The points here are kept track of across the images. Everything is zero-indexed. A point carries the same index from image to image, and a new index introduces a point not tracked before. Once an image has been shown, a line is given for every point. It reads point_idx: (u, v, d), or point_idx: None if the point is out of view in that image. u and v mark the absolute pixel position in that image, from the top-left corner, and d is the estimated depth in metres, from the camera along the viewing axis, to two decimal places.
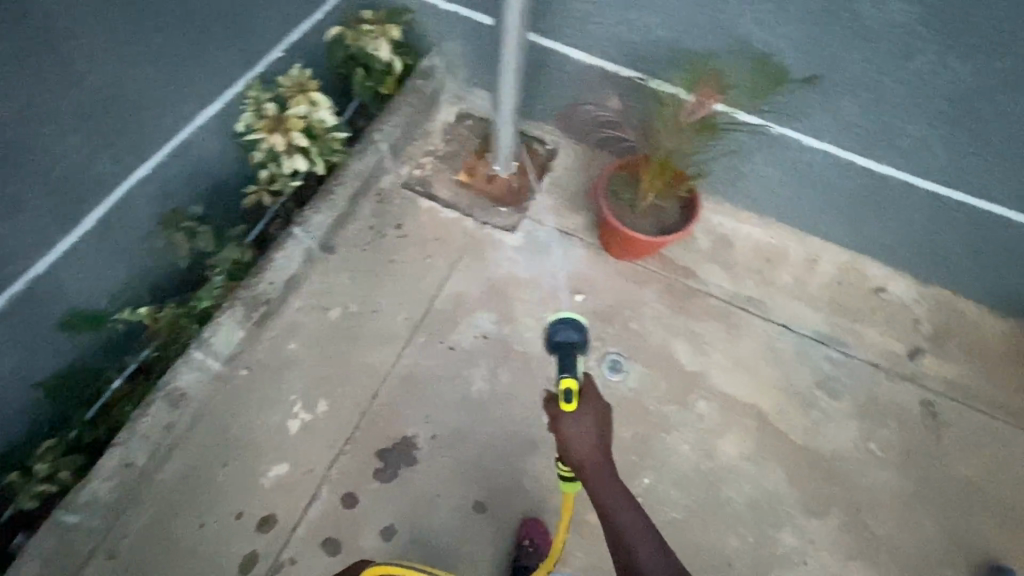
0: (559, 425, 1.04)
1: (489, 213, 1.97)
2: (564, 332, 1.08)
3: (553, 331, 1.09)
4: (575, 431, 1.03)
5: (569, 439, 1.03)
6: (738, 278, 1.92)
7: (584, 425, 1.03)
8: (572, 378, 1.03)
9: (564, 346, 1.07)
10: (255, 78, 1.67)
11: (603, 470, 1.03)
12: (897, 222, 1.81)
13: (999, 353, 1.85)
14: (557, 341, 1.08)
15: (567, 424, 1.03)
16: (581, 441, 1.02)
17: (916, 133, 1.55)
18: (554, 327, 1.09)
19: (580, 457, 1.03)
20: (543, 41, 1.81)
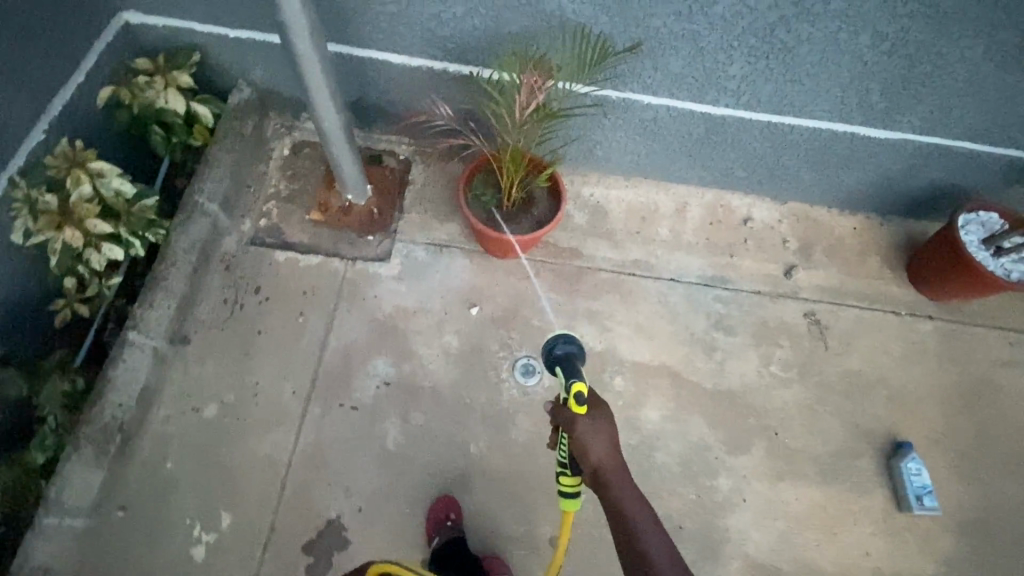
0: (577, 432, 0.96)
1: (356, 247, 1.82)
2: (565, 345, 1.09)
3: (554, 344, 1.09)
4: (596, 434, 0.95)
5: (590, 443, 0.95)
6: (620, 245, 1.94)
7: (603, 429, 0.96)
8: (582, 383, 1.01)
9: (567, 357, 1.07)
10: (17, 171, 1.37)
11: (625, 473, 0.97)
12: (744, 154, 1.90)
13: (855, 248, 2.03)
14: (557, 352, 1.09)
15: (585, 430, 0.96)
16: (602, 446, 0.95)
17: (739, 72, 1.58)
18: (554, 341, 1.10)
19: (600, 462, 0.95)
20: (356, 51, 1.67)
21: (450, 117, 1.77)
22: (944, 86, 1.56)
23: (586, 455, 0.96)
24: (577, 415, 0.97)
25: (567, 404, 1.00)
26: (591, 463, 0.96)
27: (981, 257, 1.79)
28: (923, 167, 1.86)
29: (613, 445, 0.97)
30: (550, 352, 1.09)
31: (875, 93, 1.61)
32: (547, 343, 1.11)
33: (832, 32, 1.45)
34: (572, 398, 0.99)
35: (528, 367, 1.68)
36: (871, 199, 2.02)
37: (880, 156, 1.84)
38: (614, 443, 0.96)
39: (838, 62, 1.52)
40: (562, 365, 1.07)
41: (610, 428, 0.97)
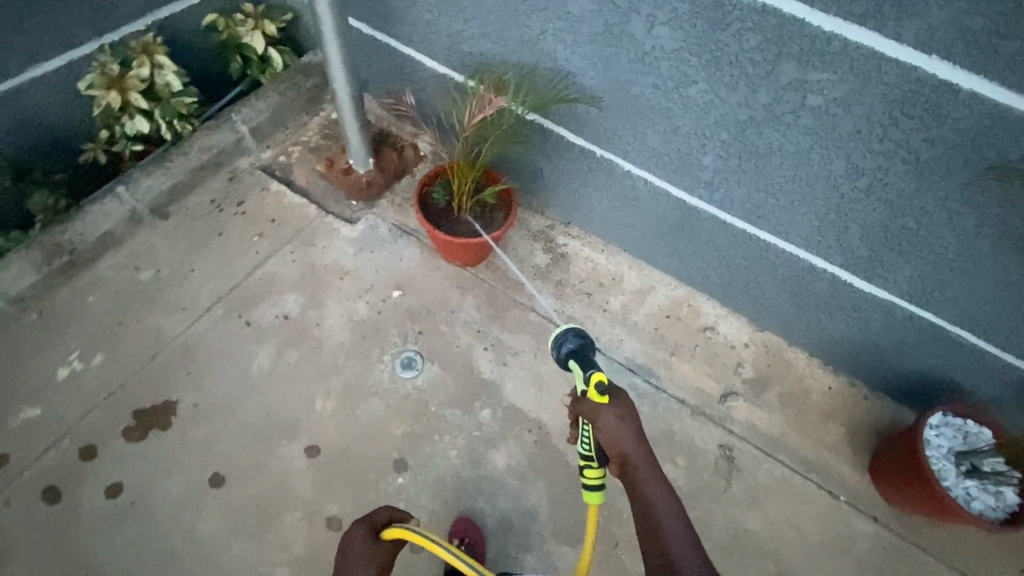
0: (603, 420, 1.03)
1: (336, 204, 2.01)
2: (576, 339, 1.17)
3: (564, 339, 1.17)
4: (619, 426, 1.02)
5: (613, 433, 1.03)
6: (565, 298, 1.91)
7: (624, 417, 1.03)
8: (599, 372, 1.08)
9: (580, 350, 1.16)
10: (108, 43, 1.77)
11: (650, 460, 1.05)
12: (720, 260, 1.80)
13: (817, 407, 1.77)
14: (569, 347, 1.16)
15: (608, 419, 1.03)
16: (625, 432, 1.02)
17: (711, 165, 1.55)
18: (564, 337, 1.18)
19: (626, 449, 1.04)
20: (400, 47, 1.90)
21: (437, 117, 2.02)
22: (933, 251, 1.37)
23: (610, 443, 1.04)
24: (600, 407, 1.04)
25: (588, 395, 1.06)
26: (617, 450, 1.04)
27: (941, 467, 1.48)
28: (914, 345, 1.62)
29: (636, 435, 1.04)
30: (562, 347, 1.17)
31: (853, 234, 1.46)
32: (556, 338, 1.17)
33: (806, 150, 1.36)
34: (593, 390, 1.06)
35: (409, 362, 1.70)
36: (857, 363, 1.77)
37: (865, 315, 1.64)
38: (638, 432, 1.04)
39: (810, 186, 1.42)
40: (575, 358, 1.15)
41: (630, 416, 1.04)
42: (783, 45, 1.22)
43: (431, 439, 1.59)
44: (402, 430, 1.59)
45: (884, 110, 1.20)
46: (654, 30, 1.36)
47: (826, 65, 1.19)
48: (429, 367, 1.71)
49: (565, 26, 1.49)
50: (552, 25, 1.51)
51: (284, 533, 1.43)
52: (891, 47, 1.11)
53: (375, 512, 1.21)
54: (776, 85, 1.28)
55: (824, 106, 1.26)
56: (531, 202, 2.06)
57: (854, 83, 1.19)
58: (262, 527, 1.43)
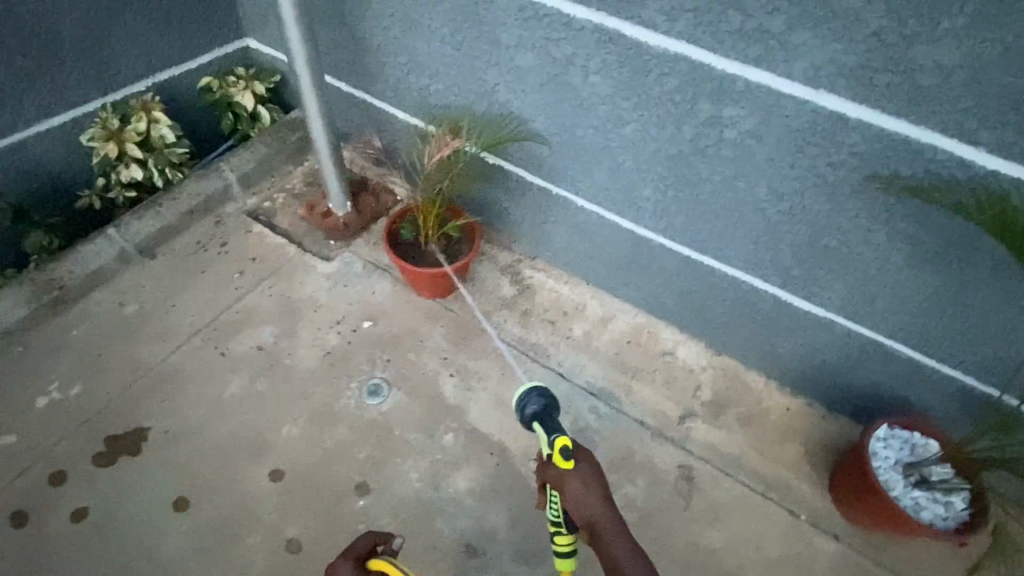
0: (568, 488, 1.03)
1: (314, 243, 2.13)
2: (538, 401, 1.13)
3: (526, 403, 1.13)
4: (584, 492, 1.01)
5: (580, 498, 1.02)
6: (530, 326, 2.00)
7: (589, 481, 1.03)
8: (563, 436, 1.07)
9: (543, 412, 1.12)
10: (110, 101, 1.98)
11: (619, 525, 1.03)
12: (673, 286, 1.89)
13: (776, 428, 1.81)
14: (533, 409, 1.13)
15: (574, 485, 1.03)
16: (592, 495, 1.02)
17: (652, 196, 1.68)
18: (525, 398, 1.14)
19: (593, 514, 1.02)
20: (375, 102, 2.10)
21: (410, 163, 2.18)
22: (857, 267, 1.47)
23: (577, 509, 1.03)
24: (566, 473, 1.04)
25: (553, 460, 1.06)
26: (585, 515, 1.03)
27: (888, 478, 1.52)
28: (860, 362, 1.68)
29: (602, 498, 1.03)
30: (524, 410, 1.13)
31: (785, 255, 1.57)
32: (518, 400, 1.13)
33: (731, 178, 1.49)
34: (558, 455, 1.05)
35: (376, 389, 1.77)
36: (812, 383, 1.82)
37: (810, 334, 1.71)
38: (604, 496, 1.03)
39: (740, 211, 1.55)
40: (540, 422, 1.11)
41: (595, 480, 1.04)
42: (697, 86, 1.38)
43: (393, 462, 1.63)
44: (365, 453, 1.64)
45: (789, 140, 1.35)
46: (589, 78, 1.54)
47: (735, 101, 1.36)
48: (394, 394, 1.77)
49: (514, 78, 1.68)
50: (502, 78, 1.70)
51: (244, 554, 1.46)
52: (787, 84, 1.27)
53: (352, 546, 1.14)
54: (696, 121, 1.44)
55: (739, 138, 1.41)
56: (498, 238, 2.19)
57: (760, 117, 1.35)
58: (222, 548, 1.47)
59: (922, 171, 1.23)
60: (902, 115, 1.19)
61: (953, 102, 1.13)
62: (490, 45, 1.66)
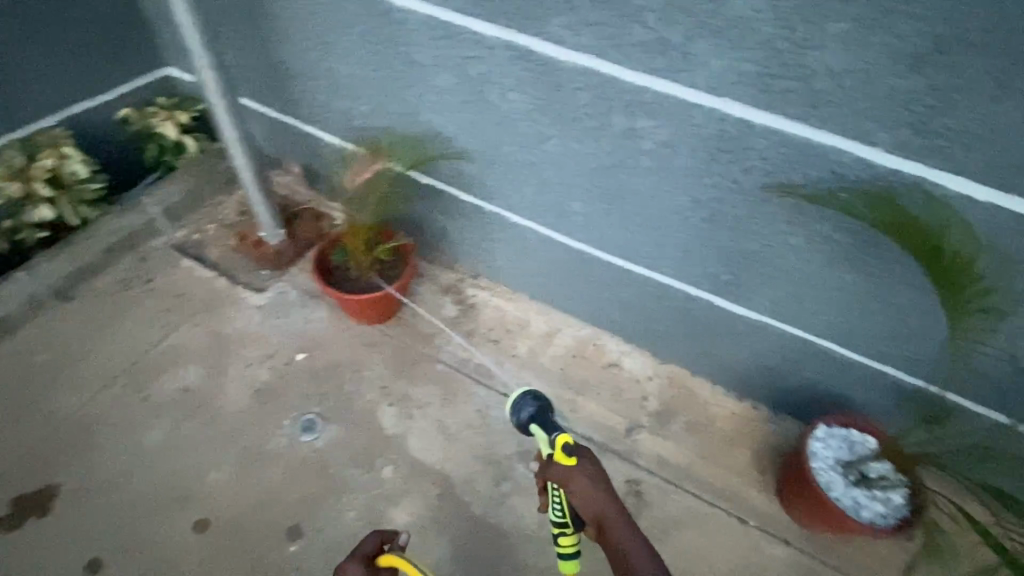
0: (577, 483, 1.01)
1: (246, 273, 2.04)
2: (532, 404, 1.09)
3: (523, 405, 1.09)
4: (588, 488, 1.00)
5: (586, 494, 1.00)
6: (473, 346, 1.95)
7: (594, 478, 1.01)
8: (564, 434, 1.05)
9: (538, 414, 1.08)
10: (15, 140, 1.90)
11: (628, 520, 1.00)
12: (614, 297, 1.87)
13: (722, 433, 1.79)
14: (529, 412, 1.09)
15: (580, 480, 1.01)
16: (597, 493, 1.00)
17: (581, 210, 1.67)
18: (520, 401, 1.10)
19: (601, 511, 1.00)
20: (302, 126, 2.04)
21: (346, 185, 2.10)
22: (782, 269, 1.48)
23: (584, 507, 1.01)
24: (570, 469, 1.01)
25: (556, 459, 1.03)
26: (592, 513, 1.01)
27: (828, 479, 1.51)
28: (799, 363, 1.67)
29: (607, 494, 1.01)
30: (519, 415, 1.09)
31: (712, 261, 1.57)
32: (513, 403, 1.09)
33: (654, 188, 1.49)
34: (561, 453, 1.03)
35: (309, 426, 1.70)
36: (756, 385, 1.81)
37: (748, 338, 1.70)
38: (610, 492, 1.01)
39: (666, 220, 1.54)
40: (538, 423, 1.08)
41: (601, 476, 1.02)
42: (609, 100, 1.38)
43: (328, 501, 1.58)
44: (299, 494, 1.59)
45: (702, 149, 1.35)
46: (507, 95, 1.52)
47: (647, 112, 1.36)
48: (329, 429, 1.71)
49: (434, 97, 1.65)
50: (423, 98, 1.67)
51: None
52: (693, 94, 1.27)
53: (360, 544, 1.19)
54: (613, 134, 1.44)
55: (655, 149, 1.41)
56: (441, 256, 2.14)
57: (673, 127, 1.35)
58: None
59: (828, 173, 1.24)
60: (804, 120, 1.20)
61: (850, 105, 1.13)
62: (407, 65, 1.63)
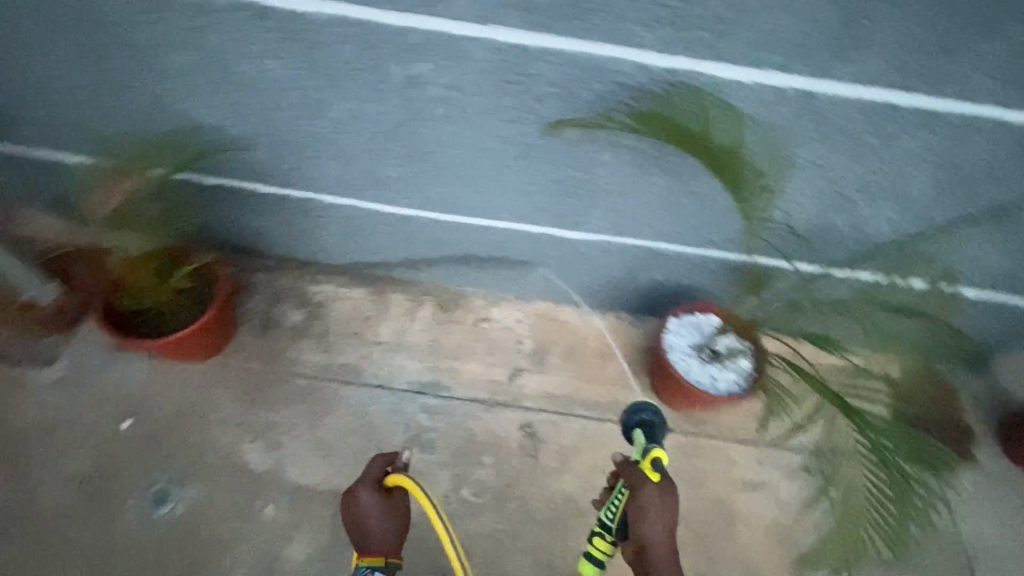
0: (644, 497, 1.05)
1: (29, 347, 1.69)
2: (650, 414, 1.19)
3: (645, 409, 1.19)
4: (659, 509, 1.04)
5: (654, 513, 1.05)
6: (332, 347, 1.78)
7: (668, 505, 1.05)
8: (659, 449, 1.10)
9: (649, 423, 1.18)
10: None
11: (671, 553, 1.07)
12: (462, 250, 1.79)
13: (598, 352, 1.85)
14: (644, 418, 1.19)
15: (651, 497, 1.05)
16: (663, 518, 1.05)
17: (395, 174, 1.53)
18: (643, 407, 1.20)
19: (653, 536, 1.05)
20: (34, 151, 1.63)
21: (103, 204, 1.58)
22: (602, 188, 1.49)
23: (641, 525, 1.05)
24: (647, 482, 1.07)
25: (640, 467, 1.10)
26: (642, 534, 1.05)
27: (685, 364, 1.62)
28: (645, 267, 1.74)
29: (670, 525, 1.06)
30: (635, 415, 1.19)
31: (539, 195, 1.53)
32: (638, 405, 1.19)
33: (458, 135, 1.39)
34: (648, 465, 1.08)
35: (162, 496, 1.53)
36: (618, 297, 1.87)
37: (595, 258, 1.74)
38: (672, 525, 1.05)
39: (481, 166, 1.46)
40: (643, 431, 1.17)
41: (675, 508, 1.06)
42: (375, 50, 1.22)
43: (213, 562, 1.48)
44: (175, 568, 1.47)
45: (491, 84, 1.26)
46: (265, 65, 1.30)
47: (420, 56, 1.22)
48: (186, 491, 1.54)
49: (181, 85, 1.37)
50: (168, 88, 1.39)
51: None
52: (459, 27, 1.16)
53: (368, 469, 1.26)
54: (397, 86, 1.29)
55: (445, 94, 1.29)
56: (271, 257, 1.91)
57: (454, 67, 1.23)
58: None
59: (613, 85, 1.22)
60: (574, 35, 1.14)
61: (613, 9, 1.09)
62: (128, 50, 1.31)
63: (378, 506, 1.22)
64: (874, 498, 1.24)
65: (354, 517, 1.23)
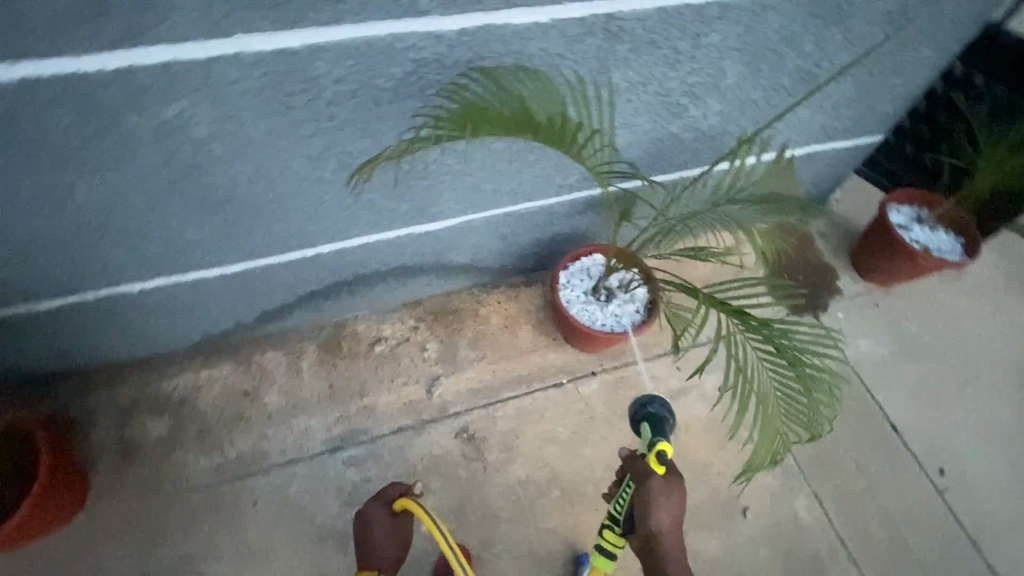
0: (650, 489, 1.02)
1: None
2: (660, 406, 1.15)
3: (652, 400, 1.15)
4: (667, 498, 1.02)
5: (660, 501, 1.02)
6: (217, 441, 1.53)
7: (676, 497, 1.02)
8: (666, 442, 1.09)
9: (658, 417, 1.13)
10: None
11: (678, 544, 1.03)
12: (322, 281, 1.57)
13: (504, 327, 1.78)
14: (650, 410, 1.14)
15: (661, 488, 1.02)
16: (671, 508, 1.01)
17: (202, 234, 1.26)
18: (652, 398, 1.16)
19: (661, 528, 1.01)
20: None
21: None
22: (443, 171, 1.34)
23: (649, 518, 1.01)
24: (654, 473, 1.04)
25: (646, 459, 1.07)
26: (652, 525, 1.01)
27: (587, 310, 1.62)
28: (517, 230, 1.67)
29: (679, 517, 1.03)
30: (642, 405, 1.15)
31: (379, 199, 1.35)
32: (646, 395, 1.15)
33: (257, 169, 1.15)
34: (655, 458, 1.07)
35: None
36: (502, 266, 1.81)
37: (465, 239, 1.62)
38: (680, 517, 1.02)
39: (299, 193, 1.24)
40: (649, 423, 1.13)
41: (683, 502, 1.03)
42: (97, 106, 0.94)
43: None
44: None
45: (267, 102, 1.03)
46: None
47: (162, 96, 0.96)
48: None
49: None
50: None
51: None
52: (195, 49, 0.92)
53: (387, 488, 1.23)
54: (149, 138, 1.02)
55: (216, 129, 1.05)
56: (102, 371, 1.58)
57: (211, 97, 0.99)
58: None
59: (410, 64, 1.06)
60: (341, 20, 0.95)
61: None
62: None
63: (388, 525, 1.19)
64: (781, 381, 1.06)
65: (360, 534, 1.19)
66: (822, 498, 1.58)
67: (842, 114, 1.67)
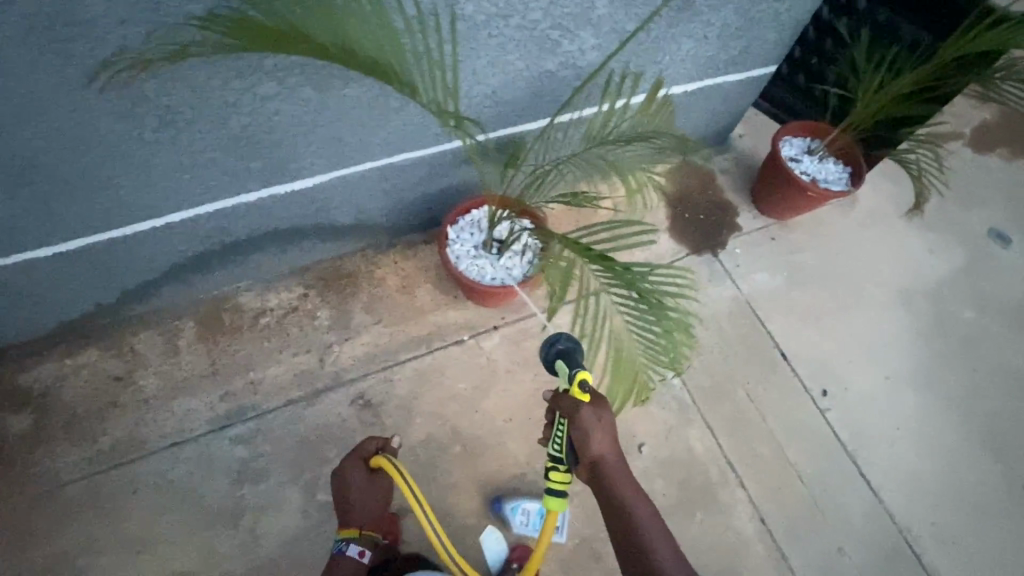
0: (584, 419, 0.99)
1: None
2: (569, 340, 1.07)
3: (557, 337, 1.07)
4: (599, 423, 0.99)
5: (593, 429, 0.99)
6: (89, 430, 1.43)
7: (605, 420, 1.00)
8: (586, 370, 1.02)
9: (571, 349, 1.05)
10: None
11: (621, 459, 1.03)
12: (186, 252, 1.45)
13: (400, 288, 1.70)
14: (561, 346, 1.06)
15: (589, 418, 0.99)
16: (603, 434, 1.00)
17: (15, 207, 1.15)
18: (557, 335, 1.08)
19: (601, 452, 1.00)
20: None
21: None
22: (291, 124, 1.22)
23: (587, 448, 1.00)
24: (581, 404, 1.00)
25: (570, 393, 1.02)
26: (591, 453, 1.00)
27: (477, 266, 1.57)
28: (401, 185, 1.57)
29: (613, 439, 1.02)
30: (552, 345, 1.06)
31: (222, 158, 1.23)
32: (551, 335, 1.07)
33: (56, 129, 1.03)
34: (576, 388, 1.00)
35: None
36: (395, 224, 1.71)
37: (343, 197, 1.51)
38: (615, 438, 1.01)
39: (119, 154, 1.12)
40: (565, 358, 1.05)
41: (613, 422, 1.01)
42: None
43: None
44: None
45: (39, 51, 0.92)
46: None
47: None
48: None
49: None
50: None
51: None
52: None
53: (361, 448, 1.37)
54: None
55: None
56: None
57: None
58: None
59: None
60: None
61: None
62: None
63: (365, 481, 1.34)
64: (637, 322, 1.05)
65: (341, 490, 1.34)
66: (714, 426, 1.65)
67: (727, 45, 1.63)
